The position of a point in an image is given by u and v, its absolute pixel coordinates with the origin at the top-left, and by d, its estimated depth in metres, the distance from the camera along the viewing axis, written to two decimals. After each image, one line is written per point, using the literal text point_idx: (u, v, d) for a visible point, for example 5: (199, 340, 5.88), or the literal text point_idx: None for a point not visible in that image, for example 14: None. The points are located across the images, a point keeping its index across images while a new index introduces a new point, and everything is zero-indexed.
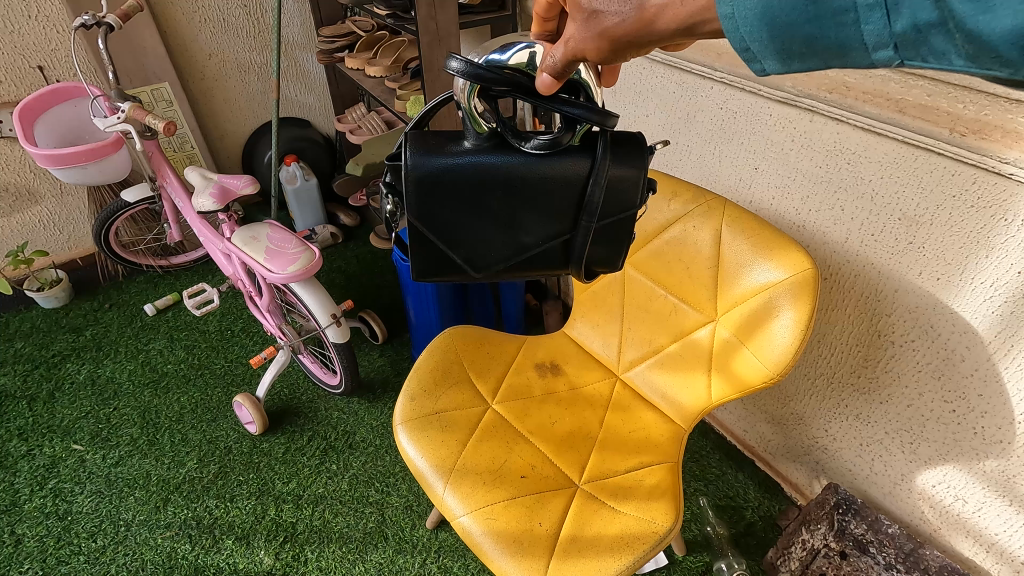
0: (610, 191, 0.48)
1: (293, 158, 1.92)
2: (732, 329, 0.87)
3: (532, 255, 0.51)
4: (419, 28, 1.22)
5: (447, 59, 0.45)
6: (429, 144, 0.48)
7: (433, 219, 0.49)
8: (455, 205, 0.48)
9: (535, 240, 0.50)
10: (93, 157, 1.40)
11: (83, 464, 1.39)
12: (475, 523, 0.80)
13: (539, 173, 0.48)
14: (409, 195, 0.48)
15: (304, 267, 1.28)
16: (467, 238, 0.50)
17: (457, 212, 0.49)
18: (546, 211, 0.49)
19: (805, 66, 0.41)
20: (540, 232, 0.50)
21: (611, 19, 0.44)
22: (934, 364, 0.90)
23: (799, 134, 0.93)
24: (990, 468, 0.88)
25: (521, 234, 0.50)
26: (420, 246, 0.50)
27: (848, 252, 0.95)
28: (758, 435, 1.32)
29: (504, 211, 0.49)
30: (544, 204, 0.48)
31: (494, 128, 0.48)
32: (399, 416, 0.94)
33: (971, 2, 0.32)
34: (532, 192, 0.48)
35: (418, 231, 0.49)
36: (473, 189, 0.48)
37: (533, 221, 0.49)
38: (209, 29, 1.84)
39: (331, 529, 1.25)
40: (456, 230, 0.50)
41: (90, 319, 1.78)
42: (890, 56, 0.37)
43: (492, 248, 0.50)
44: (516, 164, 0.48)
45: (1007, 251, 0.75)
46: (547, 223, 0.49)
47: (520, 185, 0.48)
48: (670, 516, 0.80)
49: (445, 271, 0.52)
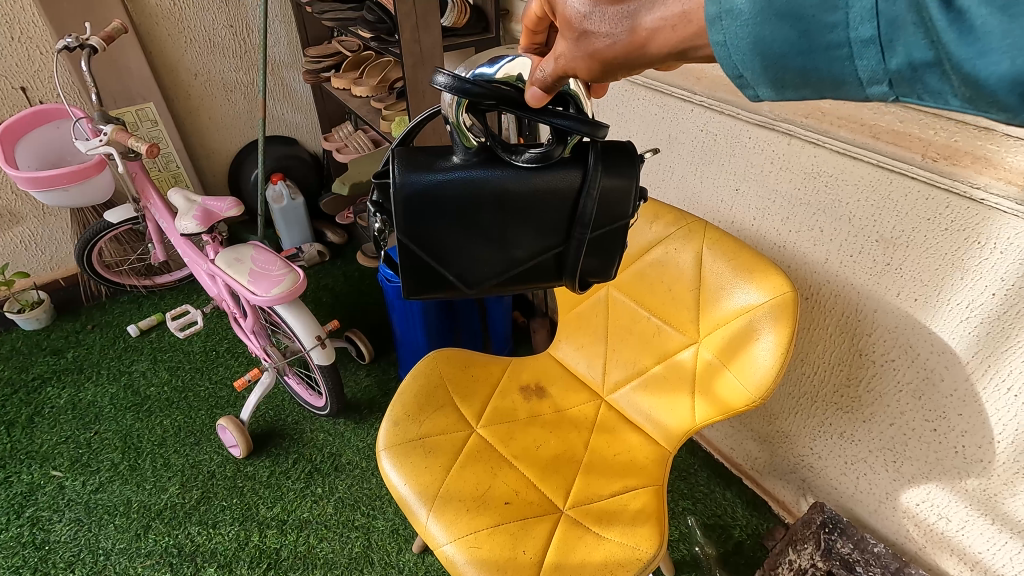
0: (602, 203, 0.48)
1: (279, 177, 1.92)
2: (714, 351, 0.87)
3: (524, 269, 0.50)
4: (403, 51, 1.23)
5: (434, 74, 0.44)
6: (417, 160, 0.47)
7: (424, 237, 0.48)
8: (446, 221, 0.47)
9: (527, 253, 0.50)
10: (75, 179, 1.39)
11: (62, 491, 1.36)
12: (459, 552, 0.79)
13: (531, 187, 0.47)
14: (397, 214, 0.47)
15: (288, 288, 1.28)
16: (459, 254, 0.49)
17: (448, 229, 0.48)
18: (538, 225, 0.48)
19: (798, 94, 0.39)
20: (532, 246, 0.49)
21: (602, 41, 0.43)
22: (914, 383, 0.91)
23: (777, 156, 0.94)
24: (972, 487, 0.89)
25: (514, 250, 0.49)
26: (410, 265, 0.49)
27: (827, 273, 0.96)
28: (745, 453, 1.32)
29: (496, 227, 0.48)
30: (536, 218, 0.48)
31: (483, 142, 0.47)
32: (382, 442, 0.93)
33: (968, 45, 0.30)
34: (524, 207, 0.47)
35: (408, 250, 0.48)
36: (464, 204, 0.47)
37: (526, 235, 0.49)
38: (194, 49, 1.85)
39: (316, 555, 1.23)
40: (448, 247, 0.48)
41: (71, 341, 1.75)
42: (885, 92, 0.35)
43: (485, 264, 0.50)
44: (508, 178, 0.47)
45: (981, 273, 0.77)
46: (540, 237, 0.49)
47: (512, 199, 0.47)
48: (654, 541, 0.80)
49: (438, 289, 0.51)
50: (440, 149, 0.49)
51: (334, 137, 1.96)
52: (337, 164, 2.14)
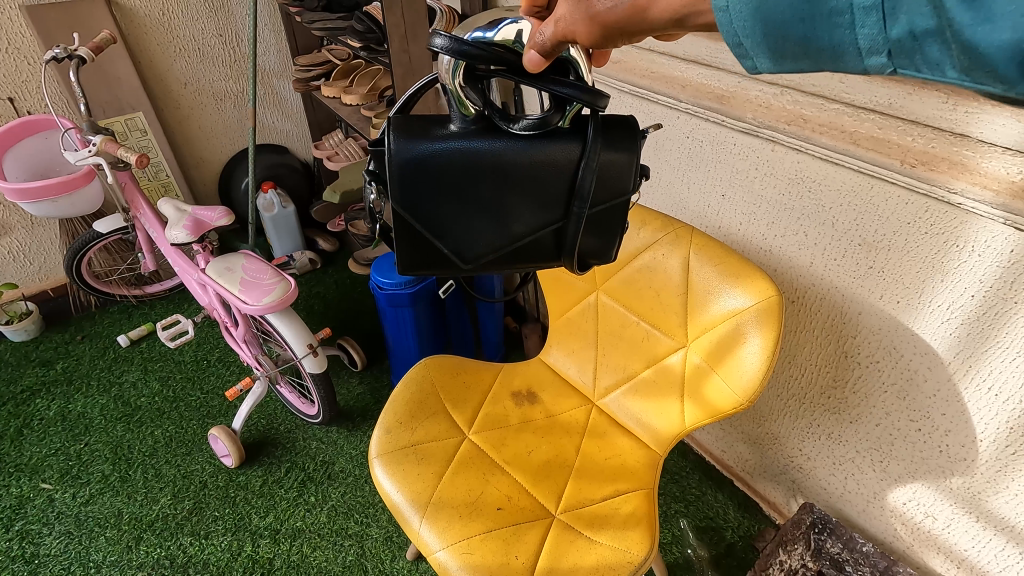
0: (600, 176, 0.46)
1: (269, 185, 1.94)
2: (703, 354, 0.88)
3: (522, 244, 0.48)
4: (392, 61, 1.23)
5: (430, 34, 0.42)
6: (412, 128, 0.46)
7: (419, 207, 0.46)
8: (441, 191, 0.45)
9: (526, 229, 0.48)
10: (64, 190, 1.39)
11: (52, 503, 1.35)
12: (452, 558, 0.80)
13: (529, 158, 0.45)
14: (392, 182, 0.45)
15: (279, 297, 1.28)
16: (455, 226, 0.47)
17: (444, 199, 0.46)
18: (535, 199, 0.47)
19: (796, 66, 0.41)
20: (531, 220, 0.47)
21: (603, 4, 0.44)
22: (898, 384, 0.92)
23: (762, 163, 0.96)
24: (956, 486, 0.91)
25: (512, 225, 0.47)
26: (405, 238, 0.47)
27: (813, 276, 0.98)
28: (736, 455, 1.33)
29: (493, 200, 0.46)
30: (535, 191, 0.46)
31: (481, 111, 0.46)
32: (374, 450, 0.93)
33: (969, 12, 0.31)
34: (521, 179, 0.46)
35: (403, 221, 0.46)
36: (460, 174, 0.45)
37: (524, 208, 0.47)
38: (184, 58, 1.85)
39: (309, 564, 1.23)
40: (443, 219, 0.47)
41: (61, 352, 1.74)
42: (883, 63, 0.37)
43: (482, 238, 0.48)
44: (505, 147, 0.45)
45: (961, 276, 0.78)
46: (538, 212, 0.47)
47: (509, 170, 0.45)
48: (645, 545, 0.81)
49: (434, 264, 0.49)
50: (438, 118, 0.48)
51: (324, 145, 1.96)
52: (328, 172, 2.14)
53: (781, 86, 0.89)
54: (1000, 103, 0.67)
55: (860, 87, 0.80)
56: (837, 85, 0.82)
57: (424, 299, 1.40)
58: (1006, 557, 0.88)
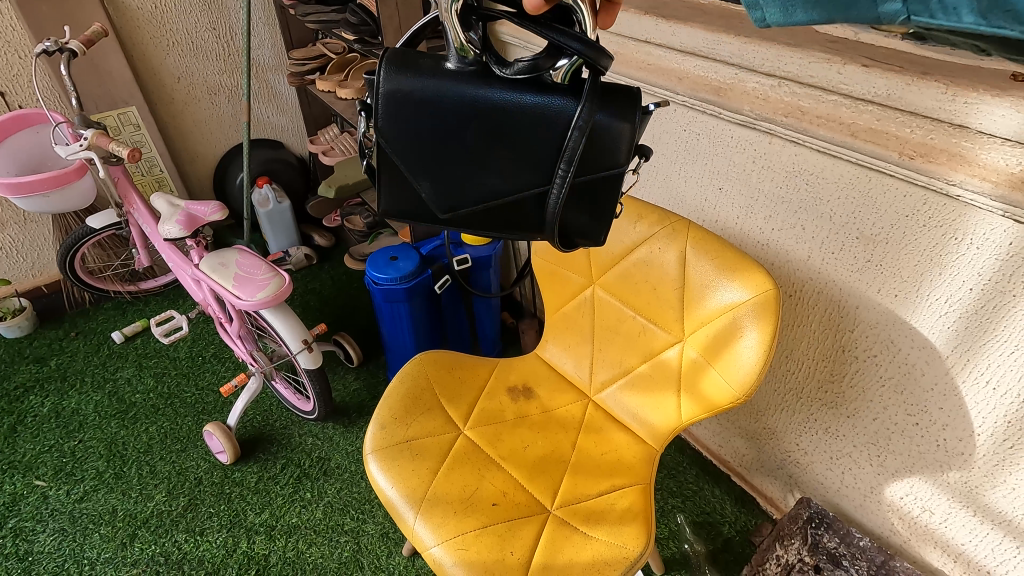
0: (590, 139, 0.44)
1: (264, 180, 1.93)
2: (699, 349, 0.87)
3: (501, 203, 0.47)
4: (386, 54, 1.22)
5: None
6: (411, 62, 0.45)
7: (402, 141, 0.46)
8: (427, 128, 0.45)
9: (507, 186, 0.46)
10: (56, 184, 1.37)
11: (46, 500, 1.34)
12: (447, 554, 0.79)
13: (519, 109, 0.44)
14: (381, 111, 0.45)
15: (273, 292, 1.27)
16: (436, 169, 0.47)
17: (427, 138, 0.46)
18: (522, 157, 0.45)
19: (809, 16, 0.45)
20: (513, 178, 0.46)
21: None
22: (895, 378, 0.92)
23: (759, 156, 0.95)
24: (953, 480, 0.90)
25: (494, 185, 0.46)
26: (388, 172, 0.48)
27: (810, 270, 0.97)
28: (733, 450, 1.33)
29: (477, 152, 0.45)
30: (522, 145, 0.45)
31: (479, 55, 0.45)
32: (368, 446, 0.93)
33: None
34: (508, 134, 0.45)
35: (386, 152, 0.47)
36: (449, 117, 0.45)
37: (508, 163, 0.46)
38: (177, 51, 1.83)
39: (305, 560, 1.22)
40: (426, 159, 0.46)
41: (55, 349, 1.73)
42: (896, 10, 0.42)
43: (461, 186, 0.47)
44: (497, 95, 0.44)
45: (959, 268, 0.78)
46: (521, 173, 0.46)
47: (497, 120, 0.44)
48: (641, 540, 0.81)
49: (413, 207, 0.49)
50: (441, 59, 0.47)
51: (319, 139, 1.94)
52: (323, 167, 2.13)
53: (779, 78, 0.86)
54: (1000, 94, 0.66)
55: (859, 77, 0.77)
56: (835, 77, 0.79)
57: (419, 294, 1.39)
58: (1004, 551, 0.88)
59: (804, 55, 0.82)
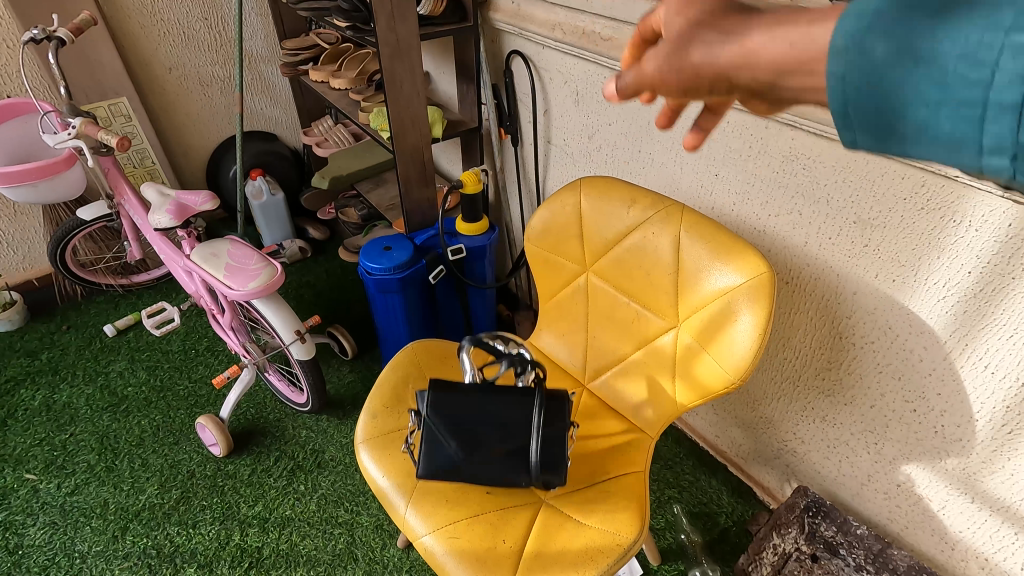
0: (546, 411, 0.80)
1: (258, 172, 1.91)
2: (694, 335, 0.86)
3: (501, 453, 0.80)
4: (378, 41, 1.20)
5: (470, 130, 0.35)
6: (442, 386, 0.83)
7: (441, 435, 0.80)
8: (455, 429, 0.80)
9: (503, 445, 0.80)
10: (45, 174, 1.36)
11: (36, 493, 1.33)
12: (438, 543, 0.79)
13: (504, 411, 0.81)
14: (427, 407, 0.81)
15: (265, 282, 1.25)
16: (461, 431, 0.80)
17: (455, 430, 0.80)
18: (510, 443, 0.80)
19: None
20: (506, 441, 0.80)
21: None
22: (893, 364, 0.91)
23: (755, 140, 0.94)
24: (951, 466, 0.89)
25: (492, 439, 0.80)
26: (429, 444, 0.81)
27: (807, 256, 0.96)
28: (729, 440, 1.32)
29: (484, 418, 0.80)
30: (509, 430, 0.80)
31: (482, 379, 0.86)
32: (361, 435, 0.93)
33: None
34: (503, 413, 0.81)
35: (431, 437, 0.80)
36: (467, 416, 0.81)
37: (503, 433, 0.80)
38: (169, 42, 1.81)
39: (298, 552, 1.21)
40: (456, 429, 0.80)
41: (46, 342, 1.71)
42: None
43: (475, 443, 0.80)
44: (488, 393, 0.82)
45: (958, 251, 0.77)
46: (507, 440, 0.81)
47: (496, 420, 0.80)
48: (635, 528, 0.80)
49: (443, 452, 0.81)
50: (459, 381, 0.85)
51: (313, 131, 1.92)
52: (318, 159, 2.11)
53: None
54: None
55: None
56: None
57: (414, 285, 1.38)
58: (1002, 537, 0.88)
59: None
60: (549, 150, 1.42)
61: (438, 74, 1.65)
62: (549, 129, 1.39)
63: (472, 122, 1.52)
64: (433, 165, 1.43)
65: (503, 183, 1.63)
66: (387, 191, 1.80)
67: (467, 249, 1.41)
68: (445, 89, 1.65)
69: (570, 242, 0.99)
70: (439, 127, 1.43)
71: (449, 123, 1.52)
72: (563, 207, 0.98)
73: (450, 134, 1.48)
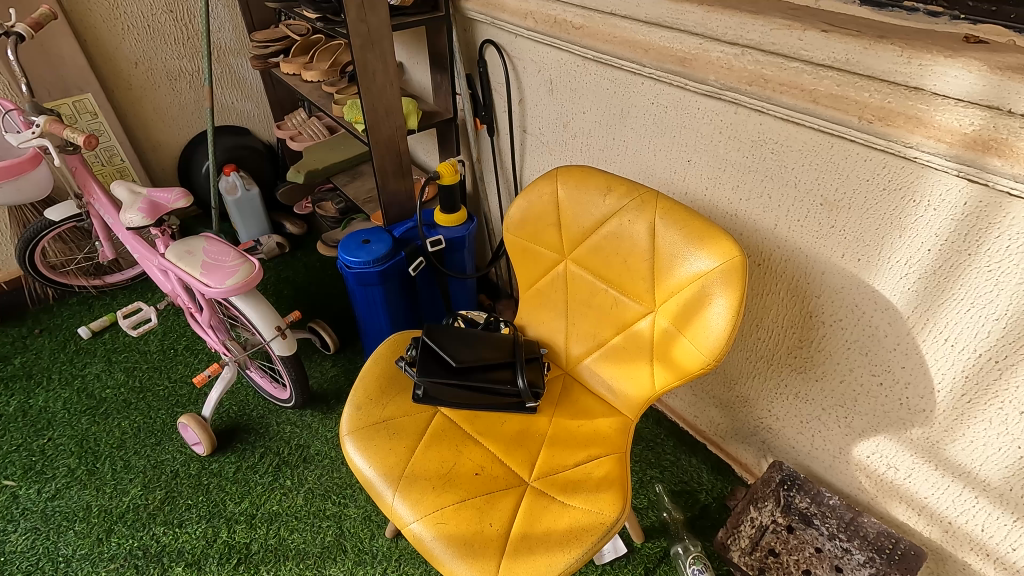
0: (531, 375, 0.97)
1: (231, 167, 1.89)
2: (670, 319, 0.89)
3: (488, 392, 0.95)
4: (349, 31, 1.19)
5: None
6: (448, 345, 0.96)
7: (438, 375, 0.94)
8: (450, 376, 0.94)
9: (493, 389, 0.95)
10: (9, 175, 1.33)
11: (16, 500, 1.31)
12: (426, 529, 0.81)
13: (493, 377, 0.96)
14: (431, 356, 0.95)
15: (243, 279, 1.24)
16: (454, 375, 0.94)
17: (450, 375, 0.94)
18: (496, 394, 0.96)
19: None
20: (494, 388, 0.95)
21: None
22: (860, 340, 0.94)
23: (725, 126, 0.96)
24: (916, 436, 0.94)
25: (469, 401, 0.95)
26: (427, 375, 0.93)
27: (777, 239, 0.98)
28: (708, 419, 1.35)
29: (476, 375, 0.95)
30: (496, 387, 0.95)
31: (478, 344, 0.98)
32: (345, 427, 0.94)
33: None
34: (493, 374, 0.96)
35: (428, 374, 0.93)
36: (463, 372, 0.95)
37: (493, 383, 0.95)
38: (133, 35, 1.77)
39: (287, 546, 1.22)
40: (449, 373, 0.94)
41: (18, 346, 1.68)
42: None
43: (467, 382, 0.94)
44: (485, 359, 0.96)
45: (917, 231, 0.80)
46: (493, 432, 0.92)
47: (486, 382, 0.95)
48: (617, 506, 0.83)
49: (439, 377, 0.94)
50: (461, 340, 0.98)
51: (286, 125, 1.92)
52: (292, 153, 2.09)
53: (742, 46, 0.86)
54: (952, 55, 0.68)
55: (819, 43, 0.77)
56: (796, 43, 0.79)
57: (394, 277, 1.38)
58: (964, 501, 0.92)
59: (767, 22, 0.82)
60: (525, 139, 1.43)
61: (411, 64, 1.64)
62: (524, 118, 1.39)
63: (447, 113, 1.52)
64: (409, 156, 1.42)
65: (480, 173, 1.63)
66: (365, 183, 1.79)
67: (446, 240, 1.42)
68: (419, 79, 1.65)
69: (548, 230, 1.00)
70: (414, 118, 1.44)
71: (425, 114, 1.52)
72: (540, 196, 0.98)
73: (425, 125, 1.47)
